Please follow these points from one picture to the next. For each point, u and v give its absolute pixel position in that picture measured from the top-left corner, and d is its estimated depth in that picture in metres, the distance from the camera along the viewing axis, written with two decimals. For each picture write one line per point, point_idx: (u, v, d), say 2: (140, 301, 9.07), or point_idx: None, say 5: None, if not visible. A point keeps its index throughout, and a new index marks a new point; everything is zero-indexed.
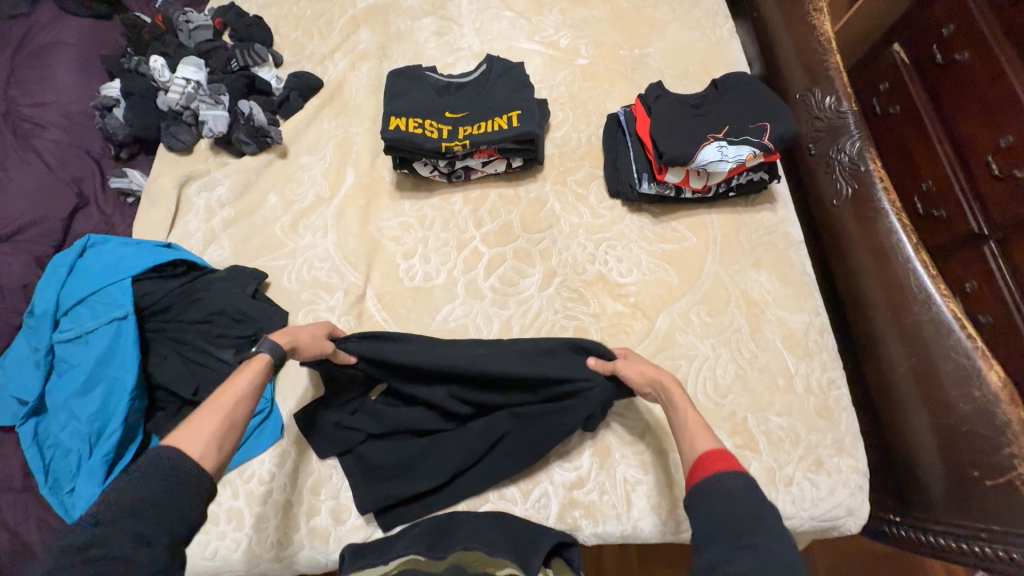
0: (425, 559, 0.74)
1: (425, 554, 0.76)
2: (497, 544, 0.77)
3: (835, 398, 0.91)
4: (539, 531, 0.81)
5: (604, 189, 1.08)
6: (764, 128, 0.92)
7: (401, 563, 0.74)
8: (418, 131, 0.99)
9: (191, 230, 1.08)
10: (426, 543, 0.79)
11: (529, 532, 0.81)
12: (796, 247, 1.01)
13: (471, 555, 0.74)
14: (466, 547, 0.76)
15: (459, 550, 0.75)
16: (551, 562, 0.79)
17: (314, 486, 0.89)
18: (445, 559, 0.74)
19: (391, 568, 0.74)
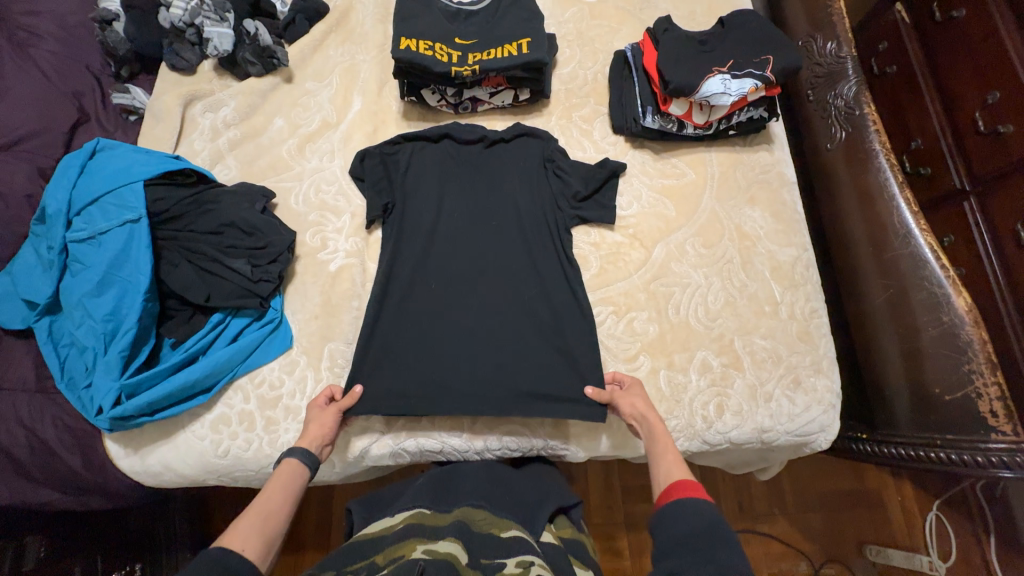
0: (431, 513, 0.70)
1: (431, 508, 0.71)
2: (501, 505, 0.76)
3: (816, 325, 0.97)
4: (544, 489, 0.82)
5: (608, 125, 1.10)
6: (767, 61, 0.95)
7: (407, 517, 0.68)
8: (428, 53, 0.99)
9: (197, 149, 1.08)
10: (429, 496, 0.74)
11: (531, 488, 0.82)
12: (789, 187, 1.06)
13: (479, 513, 0.71)
14: (471, 505, 0.73)
15: (465, 505, 0.72)
16: (552, 519, 0.79)
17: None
18: (450, 513, 0.71)
19: (396, 522, 0.68)
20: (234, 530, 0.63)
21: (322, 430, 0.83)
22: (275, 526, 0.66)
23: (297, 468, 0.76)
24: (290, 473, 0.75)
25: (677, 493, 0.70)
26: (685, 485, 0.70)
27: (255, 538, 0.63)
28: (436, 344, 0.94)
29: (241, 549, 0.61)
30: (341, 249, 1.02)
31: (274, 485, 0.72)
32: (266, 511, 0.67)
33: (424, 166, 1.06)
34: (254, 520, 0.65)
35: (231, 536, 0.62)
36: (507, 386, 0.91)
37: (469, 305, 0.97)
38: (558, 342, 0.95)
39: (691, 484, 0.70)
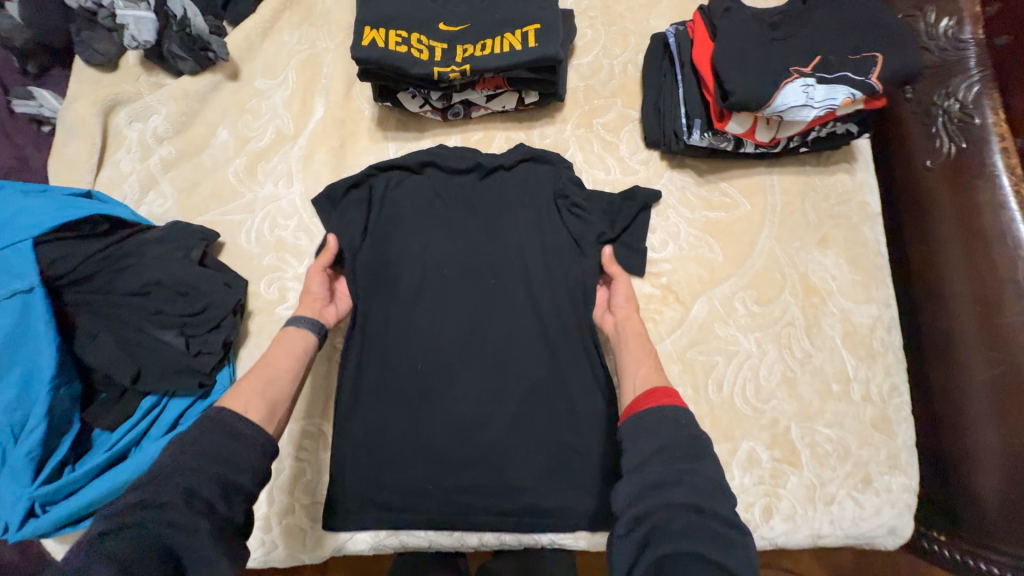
0: None
1: None
2: None
3: (895, 407, 0.77)
4: None
5: (638, 137, 0.86)
6: (873, 61, 0.68)
7: None
8: (403, 49, 0.74)
9: (123, 172, 0.87)
10: None
11: None
12: (873, 222, 0.82)
13: None
14: None
15: None
16: None
17: (279, 513, 0.76)
18: None
19: None
20: (234, 394, 0.60)
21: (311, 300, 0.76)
22: (278, 389, 0.64)
23: (301, 333, 0.71)
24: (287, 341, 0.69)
25: (649, 404, 0.61)
26: (660, 393, 0.62)
27: (250, 402, 0.60)
28: (420, 434, 0.78)
29: (245, 412, 0.59)
30: None
31: (274, 349, 0.68)
32: (269, 380, 0.64)
33: (405, 204, 0.84)
34: (257, 384, 0.63)
35: (232, 399, 0.60)
36: (506, 482, 0.77)
37: (461, 376, 0.79)
38: (567, 427, 0.78)
39: (665, 390, 0.62)
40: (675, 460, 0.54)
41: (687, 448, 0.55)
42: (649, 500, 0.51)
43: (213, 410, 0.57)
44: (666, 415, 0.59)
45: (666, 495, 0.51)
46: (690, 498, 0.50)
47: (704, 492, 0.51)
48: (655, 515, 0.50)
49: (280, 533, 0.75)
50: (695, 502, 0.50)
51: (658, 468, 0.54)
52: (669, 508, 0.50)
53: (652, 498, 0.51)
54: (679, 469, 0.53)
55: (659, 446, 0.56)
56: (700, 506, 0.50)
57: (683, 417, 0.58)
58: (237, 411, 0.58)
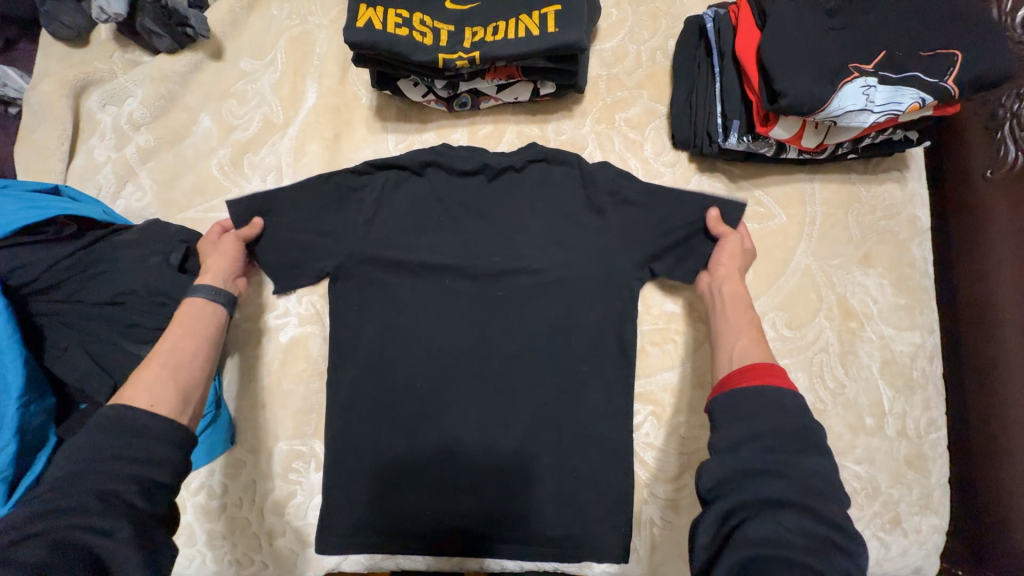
0: None
1: None
2: None
3: (932, 444, 0.71)
4: None
5: (665, 136, 0.77)
6: (949, 59, 0.58)
7: None
8: (403, 32, 0.65)
9: (97, 161, 0.79)
10: None
11: None
12: (921, 240, 0.74)
13: None
14: None
15: None
16: None
17: (268, 535, 0.74)
18: None
19: None
20: (133, 388, 0.54)
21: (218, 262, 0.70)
22: (186, 374, 0.58)
23: (204, 306, 0.65)
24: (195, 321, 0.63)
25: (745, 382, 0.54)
26: (763, 370, 0.54)
27: (158, 394, 0.54)
28: (414, 457, 0.73)
29: (150, 406, 0.52)
30: (294, 313, 0.78)
31: (177, 330, 0.61)
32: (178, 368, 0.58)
33: (404, 207, 0.76)
34: (162, 372, 0.56)
35: (133, 394, 0.53)
36: (507, 510, 0.72)
37: (457, 396, 0.73)
38: (576, 454, 0.72)
39: (767, 368, 0.54)
40: (774, 452, 0.47)
41: (790, 440, 0.47)
42: (741, 496, 0.45)
43: (112, 407, 0.51)
44: (764, 400, 0.50)
45: (757, 489, 0.45)
46: (788, 497, 0.44)
47: (802, 495, 0.44)
48: (742, 512, 0.45)
49: (272, 553, 0.73)
50: (791, 502, 0.44)
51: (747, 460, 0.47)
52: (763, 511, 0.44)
53: (744, 495, 0.45)
54: (774, 471, 0.46)
55: (756, 434, 0.48)
56: (796, 506, 0.44)
57: (792, 404, 0.50)
58: (140, 406, 0.52)
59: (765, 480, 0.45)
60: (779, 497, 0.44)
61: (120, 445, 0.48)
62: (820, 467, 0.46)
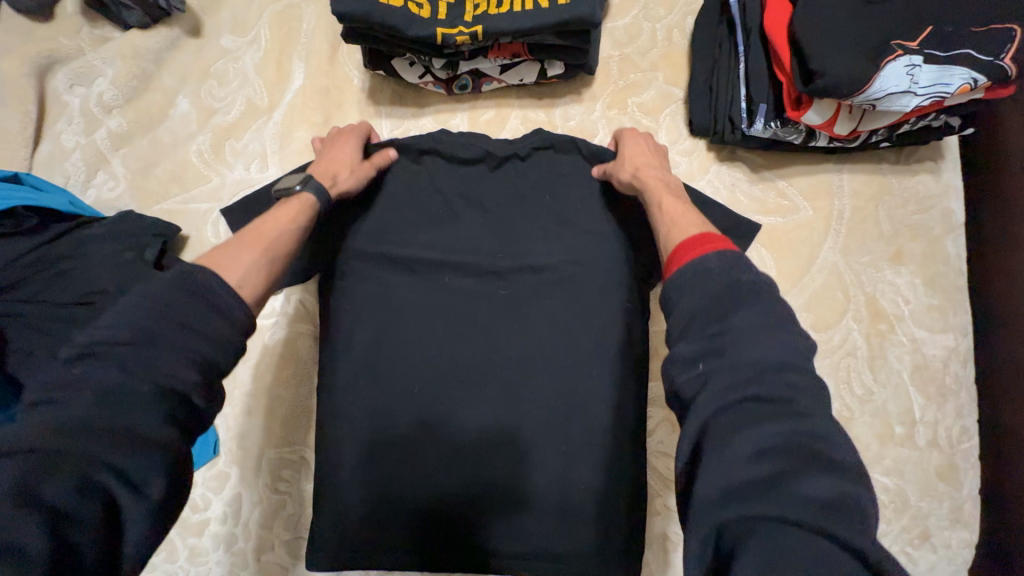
0: None
1: None
2: None
3: (964, 454, 0.66)
4: None
5: (682, 122, 0.72)
6: (1004, 35, 0.52)
7: None
8: (398, 2, 0.58)
9: (65, 147, 0.73)
10: None
11: None
12: (955, 235, 0.69)
13: None
14: None
15: None
16: None
17: (255, 551, 0.69)
18: None
19: None
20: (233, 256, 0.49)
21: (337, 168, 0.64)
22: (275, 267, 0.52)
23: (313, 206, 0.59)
24: (303, 211, 0.58)
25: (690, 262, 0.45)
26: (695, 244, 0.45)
27: (251, 272, 0.50)
28: (410, 468, 0.68)
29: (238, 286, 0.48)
30: (281, 313, 0.73)
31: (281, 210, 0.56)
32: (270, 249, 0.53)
33: (397, 198, 0.70)
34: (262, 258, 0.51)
35: (229, 266, 0.48)
36: (511, 526, 0.67)
37: (455, 402, 0.68)
38: (585, 465, 0.67)
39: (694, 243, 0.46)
40: (701, 338, 0.38)
41: (725, 303, 0.39)
42: (697, 413, 0.37)
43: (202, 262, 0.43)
44: (697, 275, 0.42)
45: (721, 392, 0.36)
46: (755, 395, 0.35)
47: (746, 386, 0.36)
48: (700, 439, 0.36)
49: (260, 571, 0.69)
50: (759, 401, 0.35)
51: (678, 373, 0.39)
52: (710, 435, 0.35)
53: (688, 432, 0.37)
54: (704, 374, 0.38)
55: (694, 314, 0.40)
56: (768, 407, 0.35)
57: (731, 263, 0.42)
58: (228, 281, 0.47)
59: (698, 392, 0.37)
60: (721, 406, 0.36)
61: (172, 336, 0.38)
62: (760, 326, 0.38)
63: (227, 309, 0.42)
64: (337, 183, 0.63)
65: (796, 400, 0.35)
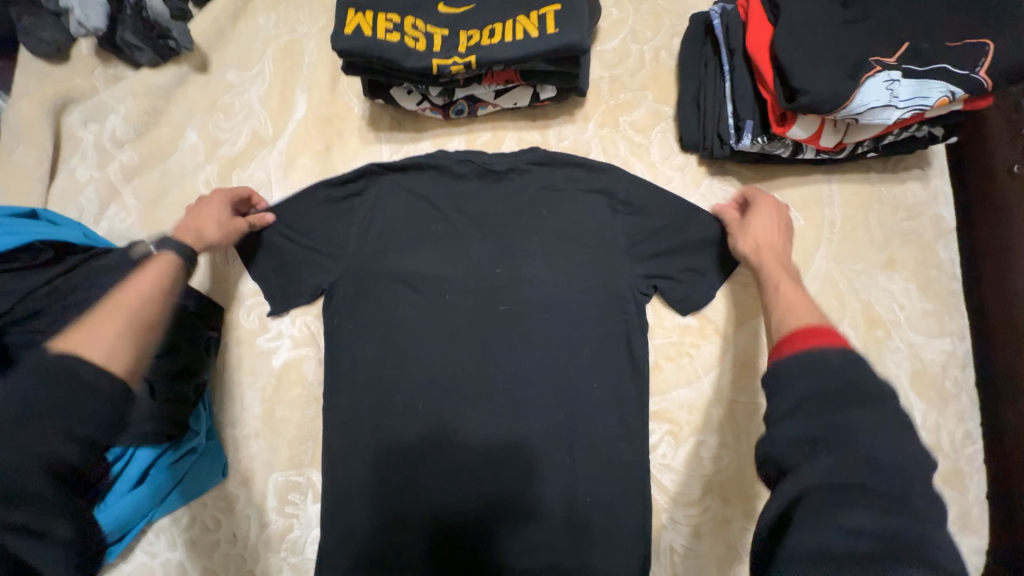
0: None
1: None
2: None
3: (969, 458, 0.67)
4: None
5: (673, 138, 0.74)
6: (976, 50, 0.54)
7: None
8: (395, 37, 0.61)
9: (79, 181, 0.76)
10: None
11: None
12: (947, 240, 0.70)
13: None
14: None
15: None
16: None
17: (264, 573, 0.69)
18: None
19: None
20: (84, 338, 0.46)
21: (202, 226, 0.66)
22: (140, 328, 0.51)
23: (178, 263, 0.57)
24: (165, 271, 0.56)
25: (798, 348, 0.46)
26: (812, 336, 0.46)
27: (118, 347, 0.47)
28: (417, 485, 0.68)
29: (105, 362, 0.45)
30: (287, 335, 0.74)
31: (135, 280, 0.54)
32: (131, 321, 0.50)
33: (398, 219, 0.73)
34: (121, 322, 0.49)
35: (85, 347, 0.46)
36: (518, 542, 0.67)
37: (461, 417, 0.69)
38: (590, 478, 0.68)
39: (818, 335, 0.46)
40: (808, 420, 0.41)
41: (844, 393, 0.41)
42: (798, 486, 0.39)
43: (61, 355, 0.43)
44: (815, 365, 0.43)
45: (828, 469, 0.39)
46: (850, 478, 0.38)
47: (849, 474, 0.38)
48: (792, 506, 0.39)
49: None
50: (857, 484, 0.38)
51: (782, 443, 0.42)
52: (805, 502, 0.38)
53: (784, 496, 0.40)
54: (808, 456, 0.40)
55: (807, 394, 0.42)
56: (871, 494, 0.37)
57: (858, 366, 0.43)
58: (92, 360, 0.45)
59: (801, 463, 0.40)
60: (819, 484, 0.38)
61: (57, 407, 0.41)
62: (877, 419, 0.40)
63: (100, 391, 0.42)
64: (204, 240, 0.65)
65: (901, 494, 0.37)
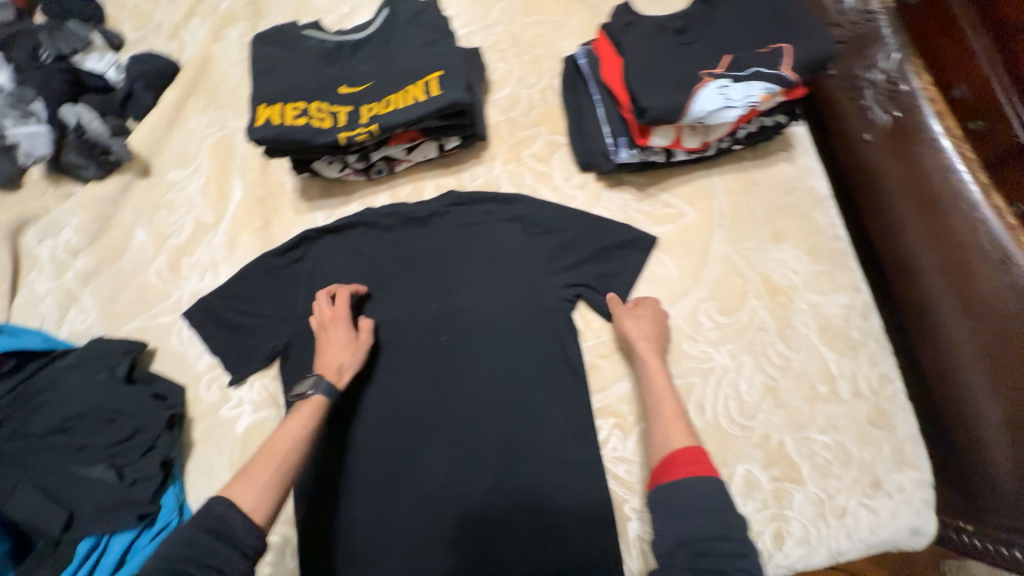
0: None
1: None
2: None
3: (890, 397, 0.72)
4: None
5: (571, 161, 0.83)
6: (780, 52, 0.66)
7: None
8: (303, 121, 0.71)
9: (39, 293, 0.82)
10: None
11: None
12: (824, 206, 0.79)
13: None
14: None
15: None
16: None
17: None
18: None
19: None
20: (242, 479, 0.55)
21: (340, 355, 0.70)
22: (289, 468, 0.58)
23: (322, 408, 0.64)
24: (315, 414, 0.63)
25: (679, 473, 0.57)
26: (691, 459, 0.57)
27: (262, 493, 0.55)
28: (389, 521, 0.71)
29: (250, 510, 0.53)
30: (247, 400, 0.76)
31: (290, 422, 0.62)
32: (283, 469, 0.57)
33: (338, 275, 0.79)
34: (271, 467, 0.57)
35: (241, 492, 0.54)
36: (491, 560, 0.69)
37: (422, 447, 0.73)
38: (549, 483, 0.71)
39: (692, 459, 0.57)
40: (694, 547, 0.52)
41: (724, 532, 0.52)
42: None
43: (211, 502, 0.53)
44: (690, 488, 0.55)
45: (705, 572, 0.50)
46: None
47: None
48: None
49: None
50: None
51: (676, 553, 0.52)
52: None
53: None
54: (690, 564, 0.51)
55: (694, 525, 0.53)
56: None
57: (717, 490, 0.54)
58: (242, 510, 0.53)
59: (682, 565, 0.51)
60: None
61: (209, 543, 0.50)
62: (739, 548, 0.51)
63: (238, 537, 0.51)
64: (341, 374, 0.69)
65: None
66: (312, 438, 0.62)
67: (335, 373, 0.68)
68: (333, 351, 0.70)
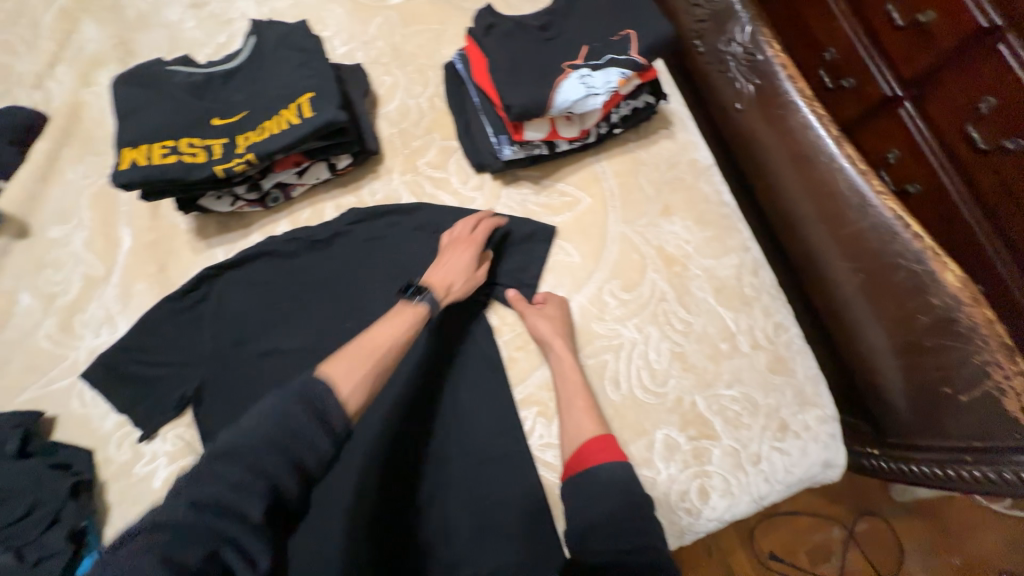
0: None
1: None
2: None
3: (786, 343, 0.77)
4: None
5: (465, 164, 0.85)
6: (628, 39, 0.71)
7: None
8: (174, 158, 0.69)
9: None
10: None
11: None
12: (706, 175, 0.84)
13: None
14: None
15: None
16: None
17: None
18: None
19: None
20: (339, 364, 0.55)
21: (451, 277, 0.72)
22: (379, 364, 0.58)
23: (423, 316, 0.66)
24: (412, 321, 0.65)
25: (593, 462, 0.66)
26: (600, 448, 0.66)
27: (363, 381, 0.55)
28: (323, 551, 0.69)
29: (345, 399, 0.52)
30: (161, 453, 0.73)
31: (384, 326, 0.63)
32: (380, 362, 0.58)
33: (245, 310, 0.77)
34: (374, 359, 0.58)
35: (341, 378, 0.53)
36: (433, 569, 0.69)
37: (352, 469, 0.72)
38: (481, 482, 0.72)
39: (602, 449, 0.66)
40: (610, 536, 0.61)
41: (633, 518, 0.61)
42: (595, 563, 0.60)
43: (322, 384, 0.51)
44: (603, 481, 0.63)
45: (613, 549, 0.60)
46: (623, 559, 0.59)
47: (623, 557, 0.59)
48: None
49: None
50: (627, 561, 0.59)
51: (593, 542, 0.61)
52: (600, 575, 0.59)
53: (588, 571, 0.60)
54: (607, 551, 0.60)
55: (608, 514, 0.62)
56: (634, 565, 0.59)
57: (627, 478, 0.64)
58: (341, 394, 0.52)
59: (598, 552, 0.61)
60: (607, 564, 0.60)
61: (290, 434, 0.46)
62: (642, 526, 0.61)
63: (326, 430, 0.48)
64: (450, 291, 0.71)
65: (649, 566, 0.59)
66: (406, 343, 0.63)
67: (444, 289, 0.70)
68: (446, 269, 0.73)
